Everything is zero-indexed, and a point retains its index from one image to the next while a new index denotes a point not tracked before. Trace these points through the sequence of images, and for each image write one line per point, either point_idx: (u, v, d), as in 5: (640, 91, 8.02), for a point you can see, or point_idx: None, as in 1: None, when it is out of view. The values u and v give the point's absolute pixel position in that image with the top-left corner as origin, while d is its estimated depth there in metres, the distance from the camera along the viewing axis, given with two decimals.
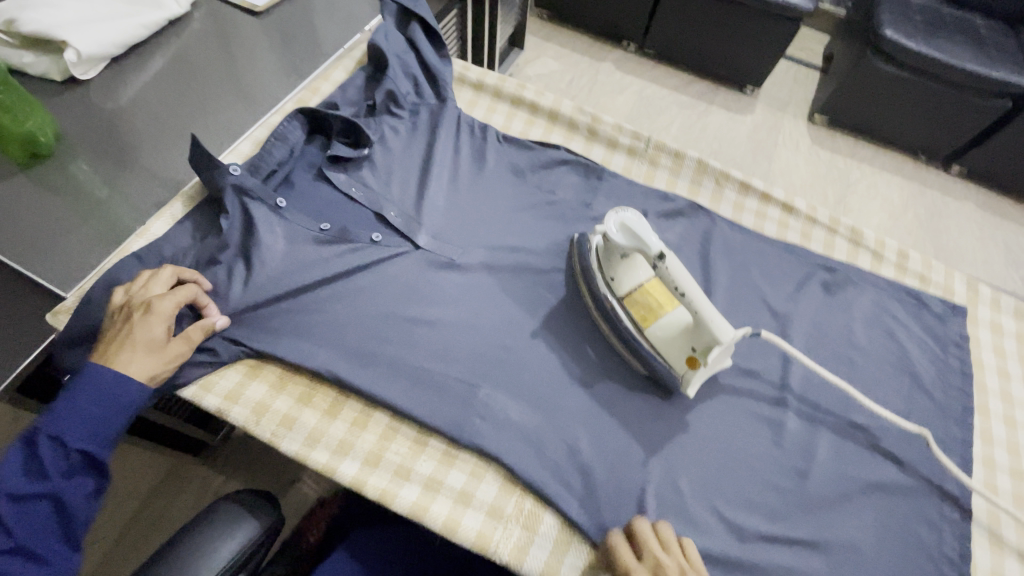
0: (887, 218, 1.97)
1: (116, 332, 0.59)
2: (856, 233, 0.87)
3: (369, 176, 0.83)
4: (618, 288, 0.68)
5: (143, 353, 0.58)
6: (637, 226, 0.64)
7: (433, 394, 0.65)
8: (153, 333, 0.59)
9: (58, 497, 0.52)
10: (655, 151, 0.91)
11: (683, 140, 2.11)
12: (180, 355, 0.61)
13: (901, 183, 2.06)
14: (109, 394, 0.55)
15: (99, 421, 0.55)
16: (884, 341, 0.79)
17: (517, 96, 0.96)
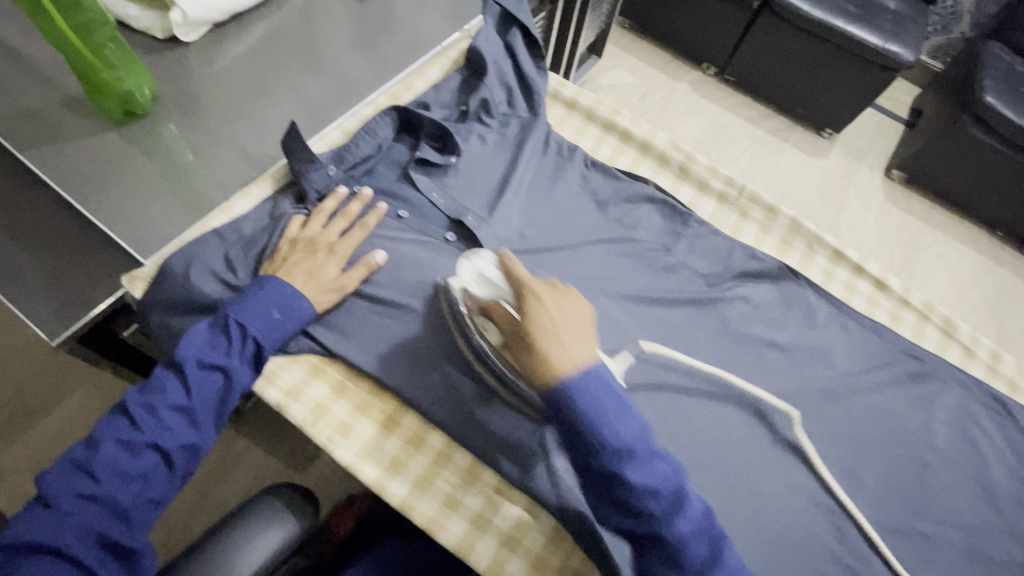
0: (951, 291, 1.87)
1: (302, 260, 0.67)
2: (949, 324, 0.81)
3: (451, 184, 0.81)
4: (490, 339, 0.59)
5: (313, 284, 0.66)
6: (489, 275, 0.59)
7: (484, 421, 0.62)
8: (327, 273, 0.67)
9: (184, 383, 0.57)
10: (747, 203, 0.87)
11: (749, 176, 2.05)
12: (339, 286, 0.67)
13: (972, 256, 1.95)
14: (265, 292, 0.62)
15: (261, 314, 0.61)
16: (962, 446, 0.73)
17: (610, 121, 0.93)
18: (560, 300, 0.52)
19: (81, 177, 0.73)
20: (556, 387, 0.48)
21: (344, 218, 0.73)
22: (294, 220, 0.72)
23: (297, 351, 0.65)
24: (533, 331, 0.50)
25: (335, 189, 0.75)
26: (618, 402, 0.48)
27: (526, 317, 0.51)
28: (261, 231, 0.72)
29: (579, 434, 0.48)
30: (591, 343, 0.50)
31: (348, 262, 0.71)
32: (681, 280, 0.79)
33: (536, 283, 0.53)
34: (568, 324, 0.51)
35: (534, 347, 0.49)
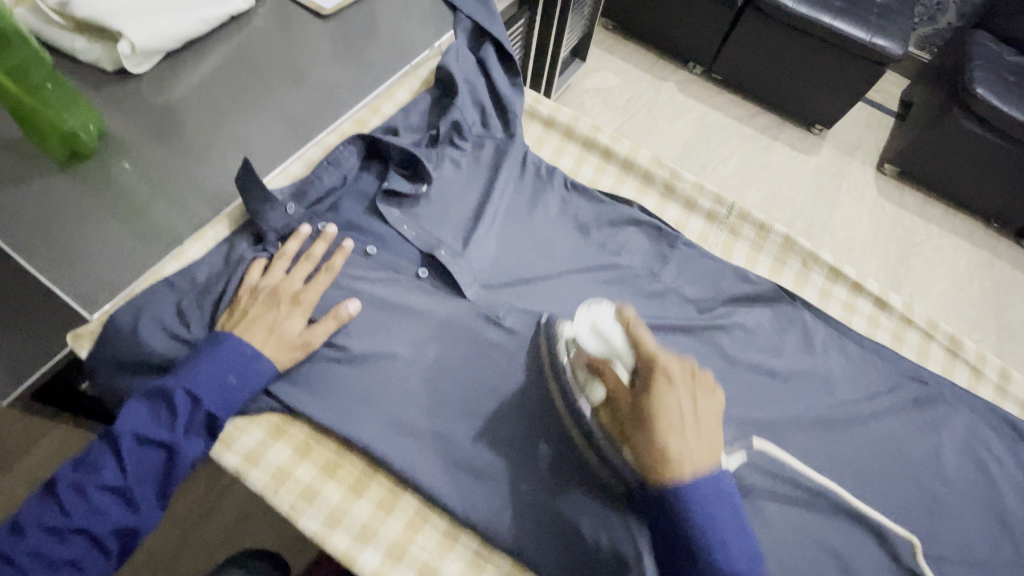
0: (950, 286, 1.83)
1: (261, 313, 0.62)
2: (955, 342, 0.77)
3: (423, 215, 0.76)
4: (592, 394, 0.56)
5: (278, 340, 0.61)
6: (603, 334, 0.57)
7: (461, 476, 0.60)
8: (293, 326, 0.62)
9: (121, 460, 0.52)
10: (738, 221, 0.83)
11: (740, 176, 2.01)
12: (304, 341, 0.62)
13: (969, 250, 1.91)
14: (217, 355, 0.57)
15: (211, 381, 0.56)
16: (974, 474, 0.68)
17: (590, 139, 0.88)
18: (695, 392, 0.51)
19: (21, 221, 0.66)
20: (670, 485, 0.46)
21: (309, 261, 0.68)
22: (254, 266, 0.67)
23: (259, 409, 0.61)
24: (652, 415, 0.48)
25: (297, 229, 0.70)
26: (732, 513, 0.46)
27: (649, 399, 0.49)
28: (217, 278, 0.68)
29: (681, 538, 0.46)
30: (715, 448, 0.49)
31: (314, 310, 0.66)
32: (669, 308, 0.74)
33: (664, 359, 0.51)
34: (698, 422, 0.49)
35: (653, 433, 0.48)
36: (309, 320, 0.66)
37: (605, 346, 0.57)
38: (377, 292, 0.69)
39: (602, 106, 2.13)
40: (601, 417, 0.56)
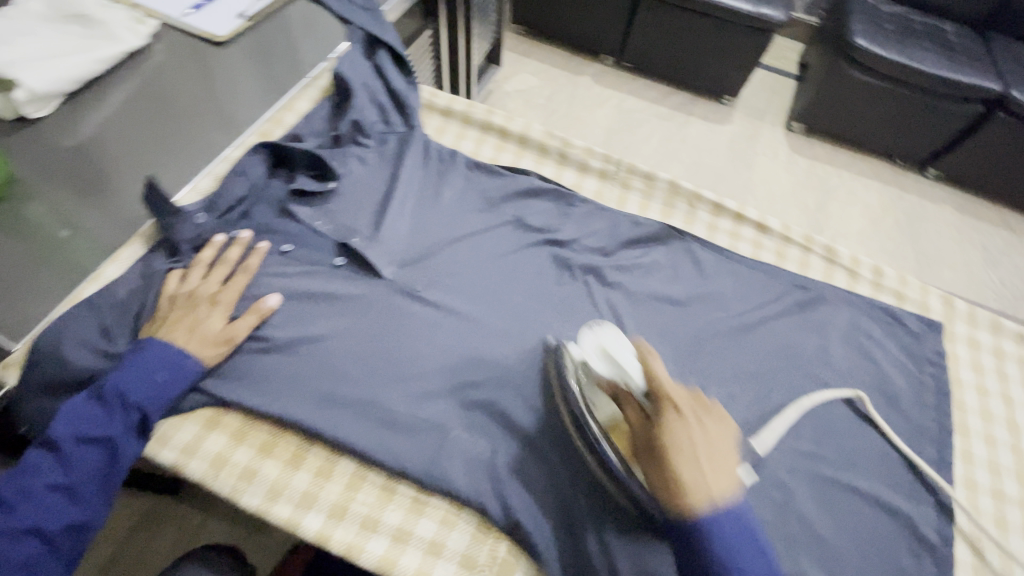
0: (866, 224, 1.94)
1: (181, 317, 0.65)
2: (830, 251, 0.86)
3: (335, 209, 0.81)
4: (602, 415, 0.61)
5: (200, 338, 0.64)
6: (602, 367, 0.61)
7: (393, 434, 0.63)
8: (214, 323, 0.66)
9: (63, 462, 0.55)
10: (628, 174, 0.91)
11: (661, 152, 2.12)
12: (228, 337, 0.66)
13: (878, 188, 2.02)
14: (144, 357, 0.60)
15: (139, 381, 0.59)
16: (859, 360, 0.76)
17: (487, 122, 0.95)
18: (705, 421, 0.54)
19: None
20: (691, 520, 0.48)
21: (226, 265, 0.72)
22: (171, 277, 0.70)
23: (191, 405, 0.64)
24: (665, 447, 0.52)
25: (211, 238, 0.74)
26: (752, 541, 0.48)
27: (663, 432, 0.53)
28: (136, 293, 0.70)
29: (699, 559, 0.48)
30: (731, 465, 0.51)
31: (235, 308, 0.70)
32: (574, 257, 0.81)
33: (674, 396, 0.55)
34: (711, 447, 0.52)
35: (665, 468, 0.51)
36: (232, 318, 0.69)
37: (615, 374, 0.60)
38: (295, 285, 0.73)
39: (525, 106, 2.22)
40: (613, 433, 0.60)
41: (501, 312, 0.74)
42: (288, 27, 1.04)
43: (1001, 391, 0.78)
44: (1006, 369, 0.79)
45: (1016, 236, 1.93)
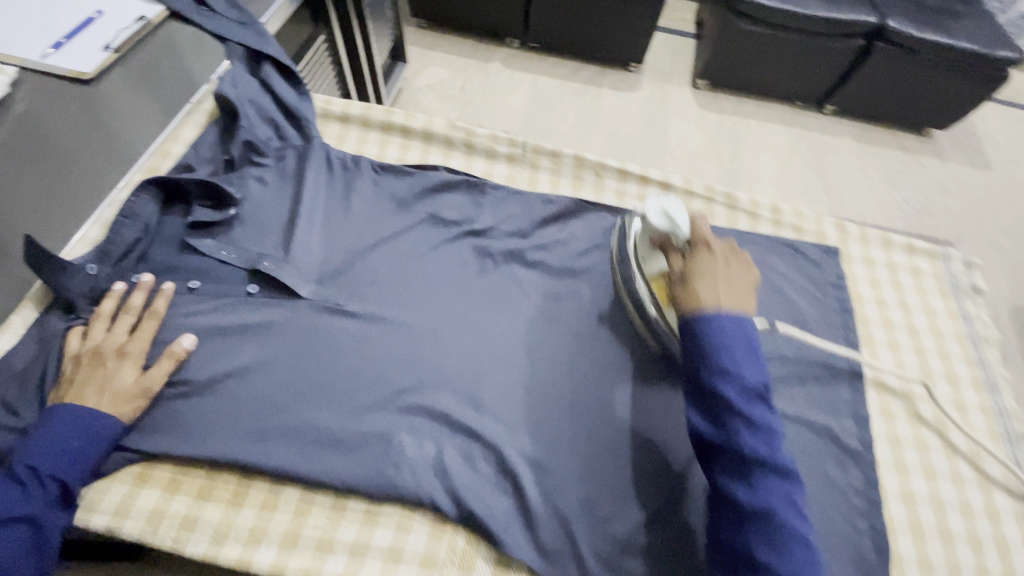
0: (776, 166, 1.96)
1: (85, 378, 0.62)
2: (731, 197, 0.91)
3: (240, 236, 0.78)
4: (651, 269, 0.71)
5: (112, 396, 0.61)
6: (658, 223, 0.66)
7: (335, 452, 0.63)
8: (126, 377, 0.63)
9: None
10: (534, 154, 0.93)
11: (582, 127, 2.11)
12: (144, 390, 0.63)
13: (783, 131, 2.07)
14: (53, 427, 0.58)
15: (51, 453, 0.56)
16: (770, 294, 0.81)
17: (387, 123, 0.94)
18: (732, 263, 0.62)
19: None
20: (700, 316, 0.57)
21: (130, 313, 0.68)
22: (72, 335, 0.66)
23: (114, 466, 0.62)
24: (693, 272, 0.61)
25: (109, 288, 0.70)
26: (749, 350, 0.55)
27: (694, 262, 0.61)
28: (34, 360, 0.66)
29: (696, 354, 0.56)
30: (744, 295, 0.59)
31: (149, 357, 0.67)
32: (493, 243, 0.82)
33: (711, 241, 0.63)
34: (731, 281, 0.60)
35: (692, 283, 0.59)
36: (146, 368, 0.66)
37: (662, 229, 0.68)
38: (209, 321, 0.71)
39: (439, 100, 2.18)
40: (653, 284, 0.71)
41: (428, 309, 0.75)
42: (177, 53, 0.97)
43: (897, 300, 0.85)
44: (897, 279, 0.87)
45: (916, 157, 1.98)
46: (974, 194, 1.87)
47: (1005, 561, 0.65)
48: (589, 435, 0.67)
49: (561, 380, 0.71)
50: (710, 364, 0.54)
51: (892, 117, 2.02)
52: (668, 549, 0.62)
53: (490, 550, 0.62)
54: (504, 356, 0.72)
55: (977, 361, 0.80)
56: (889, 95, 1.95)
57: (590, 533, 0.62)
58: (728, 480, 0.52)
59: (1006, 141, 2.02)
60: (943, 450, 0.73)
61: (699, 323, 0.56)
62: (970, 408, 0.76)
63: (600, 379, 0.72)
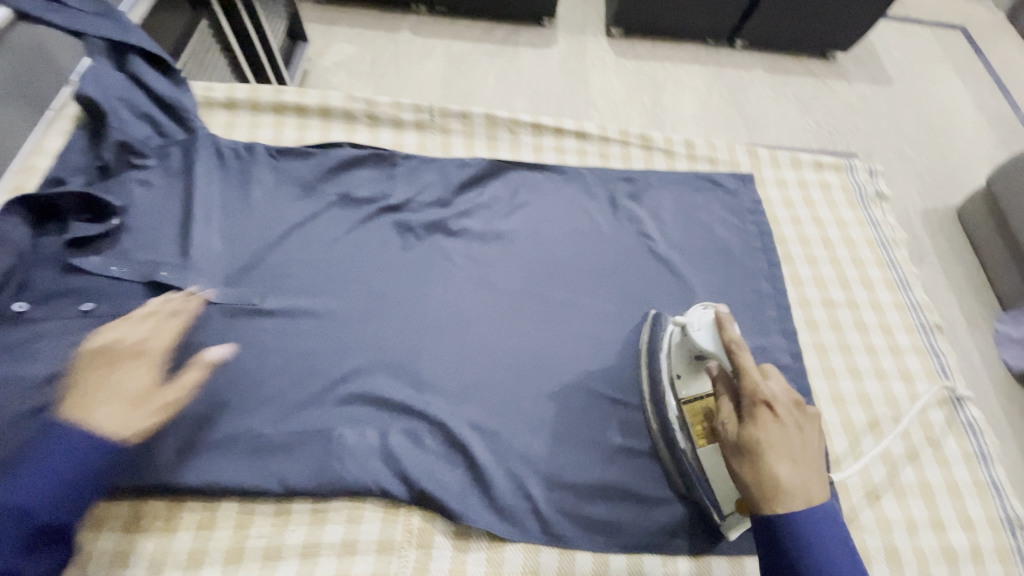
0: (698, 108, 1.81)
1: (91, 389, 0.56)
2: (645, 137, 0.91)
3: (132, 247, 0.72)
4: (684, 393, 0.62)
5: (125, 409, 0.56)
6: (701, 341, 0.57)
7: (272, 457, 0.60)
8: (141, 387, 0.58)
9: None
10: (443, 118, 0.89)
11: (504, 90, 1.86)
12: (171, 401, 0.58)
13: (699, 71, 1.90)
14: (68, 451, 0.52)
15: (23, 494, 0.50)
16: (693, 228, 0.82)
17: (279, 104, 0.87)
18: (803, 429, 0.51)
19: None
20: (776, 513, 0.48)
21: (197, 306, 0.65)
22: (36, 363, 0.61)
23: None
24: (756, 445, 0.50)
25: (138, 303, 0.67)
26: (850, 560, 0.46)
27: (754, 430, 0.50)
28: None
29: (769, 542, 0.47)
30: (821, 476, 0.50)
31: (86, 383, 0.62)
32: (411, 215, 0.78)
33: (769, 395, 0.52)
34: (800, 451, 0.50)
35: (759, 460, 0.49)
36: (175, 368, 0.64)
37: (705, 353, 0.59)
38: None
39: (350, 79, 1.83)
40: (687, 409, 0.61)
41: (351, 295, 0.71)
42: None
43: (810, 216, 0.88)
44: (809, 196, 0.90)
45: (824, 80, 1.87)
46: (877, 110, 1.79)
47: (930, 441, 0.71)
48: (533, 394, 0.66)
49: (499, 343, 0.69)
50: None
51: (803, 42, 1.88)
52: (624, 490, 0.62)
53: (449, 525, 0.60)
54: (435, 329, 0.69)
55: (888, 262, 0.85)
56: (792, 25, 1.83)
57: (546, 489, 0.62)
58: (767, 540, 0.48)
59: (902, 57, 1.93)
60: (866, 350, 0.77)
61: (773, 531, 0.47)
62: (887, 306, 0.80)
63: (538, 336, 0.71)
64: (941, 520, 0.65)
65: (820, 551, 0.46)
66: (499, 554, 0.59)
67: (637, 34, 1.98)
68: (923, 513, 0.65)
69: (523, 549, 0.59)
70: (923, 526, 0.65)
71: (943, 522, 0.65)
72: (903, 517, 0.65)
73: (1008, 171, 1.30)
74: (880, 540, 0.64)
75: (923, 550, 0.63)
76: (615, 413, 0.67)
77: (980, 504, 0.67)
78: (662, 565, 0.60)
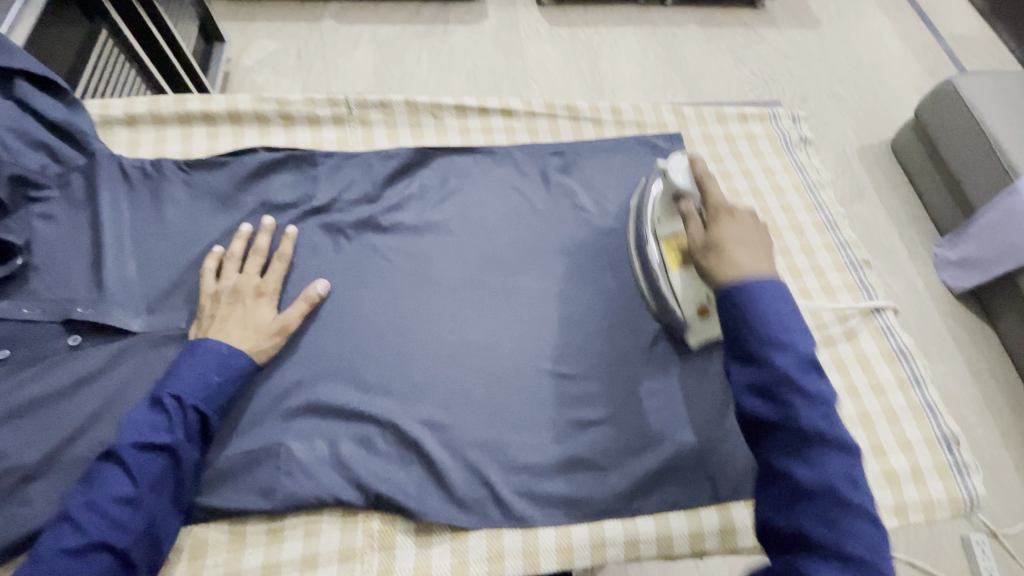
0: (637, 69, 1.74)
1: (229, 315, 0.64)
2: (572, 108, 0.91)
3: (39, 286, 0.67)
4: (663, 232, 0.67)
5: (253, 332, 0.63)
6: (678, 181, 0.61)
7: (220, 483, 0.59)
8: (264, 314, 0.65)
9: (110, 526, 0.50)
10: (362, 111, 0.86)
11: (440, 70, 1.69)
12: (279, 330, 0.65)
13: (634, 31, 1.82)
14: (137, 473, 0.52)
15: (98, 521, 0.50)
16: (626, 195, 0.82)
17: (183, 113, 0.83)
18: (756, 228, 0.55)
19: None
20: (731, 283, 0.51)
21: (258, 254, 0.70)
22: (206, 275, 0.68)
23: None
24: (720, 239, 0.54)
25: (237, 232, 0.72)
26: (804, 330, 0.48)
27: (717, 230, 0.55)
28: None
29: (737, 325, 0.49)
30: (776, 261, 0.53)
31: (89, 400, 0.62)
32: (339, 215, 0.76)
33: (733, 205, 0.57)
34: (754, 243, 0.54)
35: (720, 252, 0.53)
36: (135, 380, 0.64)
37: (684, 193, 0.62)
38: (30, 392, 0.61)
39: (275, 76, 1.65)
40: (664, 245, 0.67)
41: (285, 304, 0.69)
42: None
43: (739, 169, 0.89)
44: (736, 149, 0.91)
45: (755, 29, 1.85)
46: (808, 53, 1.80)
47: (866, 373, 0.74)
48: (482, 379, 0.66)
49: (443, 333, 0.69)
50: (758, 335, 0.47)
51: None
52: (581, 463, 0.63)
53: (409, 523, 0.61)
54: (375, 329, 0.68)
55: (816, 206, 0.87)
56: None
57: (504, 474, 0.62)
58: (782, 460, 0.45)
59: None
60: (801, 294, 0.79)
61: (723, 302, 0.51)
62: (817, 249, 0.83)
63: (481, 321, 0.70)
64: (881, 446, 0.69)
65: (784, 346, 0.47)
66: (462, 545, 0.60)
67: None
68: (864, 442, 0.69)
69: (486, 536, 0.60)
70: (865, 455, 0.69)
71: (884, 448, 0.69)
72: None
73: (933, 100, 1.35)
74: None
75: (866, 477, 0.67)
76: (564, 388, 0.67)
77: (918, 427, 0.71)
78: (623, 528, 0.62)
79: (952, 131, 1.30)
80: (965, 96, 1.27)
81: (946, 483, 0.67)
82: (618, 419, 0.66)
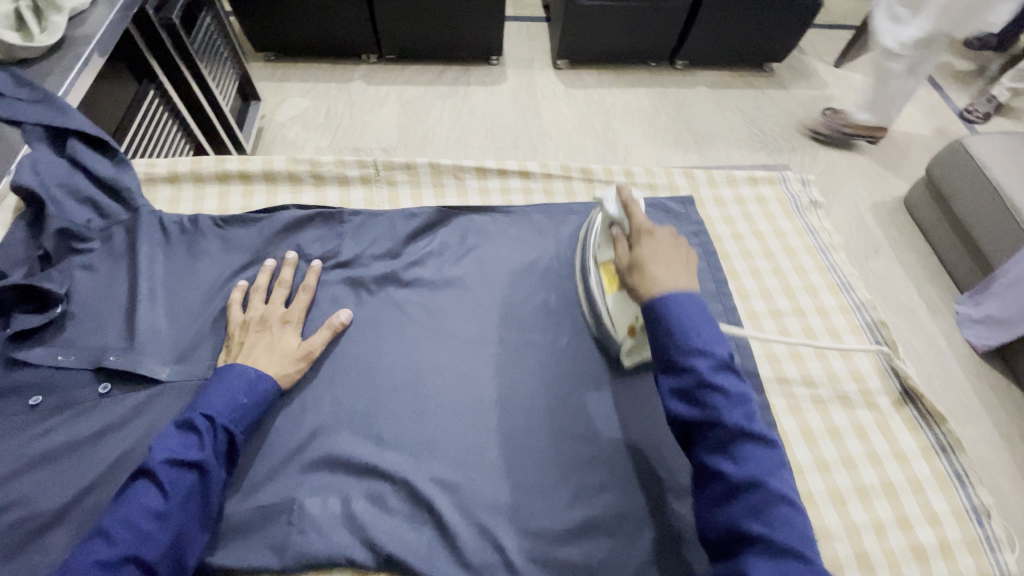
0: (649, 128, 1.80)
1: (255, 341, 0.67)
2: (587, 170, 0.95)
3: (75, 333, 0.70)
4: (602, 257, 0.73)
5: (279, 356, 0.67)
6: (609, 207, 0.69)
7: (233, 538, 0.59)
8: (290, 342, 0.69)
9: (139, 540, 0.50)
10: (388, 171, 0.91)
11: (462, 128, 1.77)
12: (301, 354, 0.68)
13: (646, 93, 1.91)
14: (169, 489, 0.53)
15: (130, 535, 0.50)
16: None
17: (222, 172, 0.89)
18: (672, 244, 0.61)
19: None
20: (654, 298, 0.55)
21: (283, 287, 0.74)
22: (234, 306, 0.71)
23: None
24: (642, 258, 0.59)
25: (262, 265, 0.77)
26: (706, 322, 0.53)
27: (639, 248, 0.60)
28: None
29: (659, 336, 0.54)
30: (691, 276, 0.58)
31: (114, 449, 0.63)
32: (363, 269, 0.79)
33: (653, 227, 0.62)
34: (671, 259, 0.59)
35: (643, 270, 0.58)
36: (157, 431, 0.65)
37: (615, 220, 0.69)
38: (56, 439, 0.63)
39: (305, 133, 1.74)
40: (602, 271, 0.73)
41: (309, 332, 0.73)
42: None
43: (751, 230, 0.92)
44: (746, 211, 0.94)
45: (763, 92, 1.92)
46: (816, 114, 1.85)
47: (887, 439, 0.73)
48: (498, 438, 0.67)
49: (460, 389, 0.70)
50: (679, 344, 0.52)
51: (741, 56, 1.92)
52: (594, 528, 0.62)
53: None
54: (394, 387, 0.69)
55: (828, 267, 0.88)
56: (728, 42, 1.86)
57: (516, 537, 0.61)
58: (713, 458, 0.49)
59: (833, 62, 2.03)
60: (816, 355, 0.80)
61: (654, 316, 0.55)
62: (831, 310, 0.83)
63: (497, 377, 0.71)
64: (907, 518, 0.67)
65: (677, 321, 0.53)
66: None
67: (582, 64, 1.98)
68: (889, 514, 0.67)
69: None
70: (890, 527, 0.66)
71: (910, 521, 0.67)
72: (870, 520, 0.67)
73: (947, 158, 1.37)
74: (851, 548, 0.65)
75: (893, 552, 0.64)
76: (577, 450, 0.67)
77: (944, 498, 0.68)
78: None
79: (963, 191, 1.32)
80: (978, 158, 1.29)
81: (977, 559, 0.64)
82: (633, 485, 0.65)
